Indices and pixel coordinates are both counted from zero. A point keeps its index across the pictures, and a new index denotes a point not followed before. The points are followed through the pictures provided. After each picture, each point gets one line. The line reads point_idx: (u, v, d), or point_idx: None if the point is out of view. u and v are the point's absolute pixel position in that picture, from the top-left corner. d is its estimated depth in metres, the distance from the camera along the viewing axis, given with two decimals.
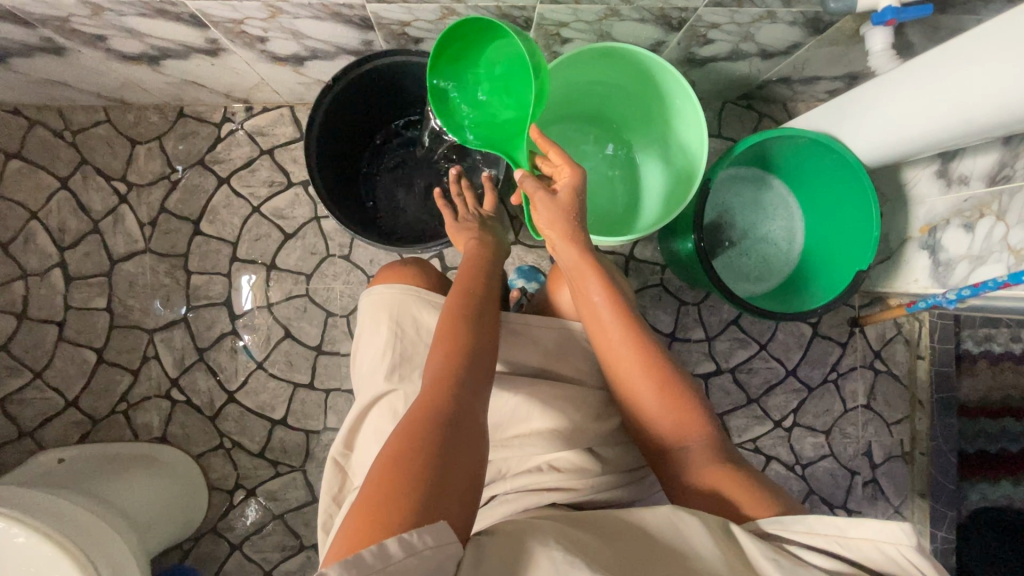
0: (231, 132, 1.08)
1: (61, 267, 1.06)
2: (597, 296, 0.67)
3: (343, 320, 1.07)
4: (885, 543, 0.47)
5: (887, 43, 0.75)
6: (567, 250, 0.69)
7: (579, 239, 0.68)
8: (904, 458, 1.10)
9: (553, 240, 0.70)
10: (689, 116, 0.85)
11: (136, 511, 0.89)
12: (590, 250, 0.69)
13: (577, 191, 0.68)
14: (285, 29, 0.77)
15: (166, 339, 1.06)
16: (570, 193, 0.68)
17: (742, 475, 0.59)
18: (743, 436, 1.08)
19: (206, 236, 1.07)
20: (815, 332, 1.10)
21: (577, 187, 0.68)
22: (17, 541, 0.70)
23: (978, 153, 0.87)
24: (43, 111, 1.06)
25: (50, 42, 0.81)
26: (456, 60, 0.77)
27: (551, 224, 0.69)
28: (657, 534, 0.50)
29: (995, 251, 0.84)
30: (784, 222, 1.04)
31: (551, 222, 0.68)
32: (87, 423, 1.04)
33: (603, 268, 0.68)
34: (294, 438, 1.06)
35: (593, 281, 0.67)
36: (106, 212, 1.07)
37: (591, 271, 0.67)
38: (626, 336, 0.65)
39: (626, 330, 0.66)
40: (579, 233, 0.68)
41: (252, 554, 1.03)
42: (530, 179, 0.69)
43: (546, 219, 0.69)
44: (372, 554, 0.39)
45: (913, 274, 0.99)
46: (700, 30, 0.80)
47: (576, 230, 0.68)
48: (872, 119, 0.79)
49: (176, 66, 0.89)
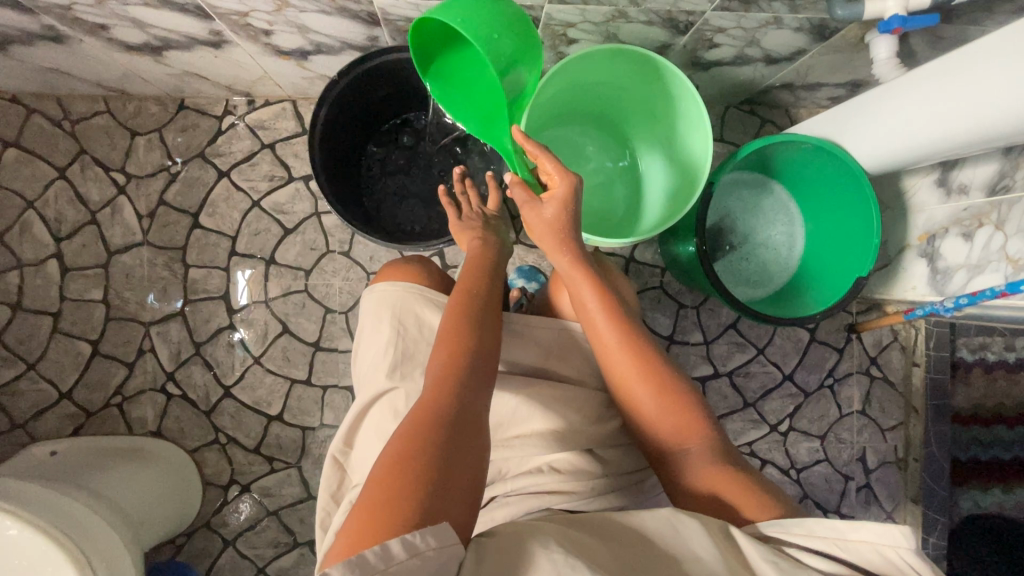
0: (231, 125, 1.07)
1: (58, 257, 1.05)
2: (592, 302, 0.67)
3: (342, 316, 1.06)
4: (884, 547, 0.47)
5: (892, 52, 0.75)
6: (560, 255, 0.68)
7: (573, 245, 0.68)
8: (898, 463, 1.11)
9: (547, 247, 0.70)
10: (694, 120, 0.85)
11: (130, 506, 0.89)
12: (585, 256, 0.68)
13: (572, 199, 0.66)
14: (291, 21, 0.76)
15: (162, 332, 1.05)
16: (561, 203, 0.66)
17: (740, 475, 0.59)
18: (739, 439, 1.09)
19: (205, 230, 1.06)
20: (812, 337, 1.10)
21: (571, 195, 0.66)
22: (10, 533, 0.69)
23: (977, 163, 0.87)
24: (42, 100, 1.05)
25: (52, 30, 0.80)
26: (426, 37, 0.73)
27: (543, 234, 0.69)
28: (657, 537, 0.50)
29: (993, 261, 0.86)
30: (784, 227, 1.04)
31: (546, 229, 0.68)
32: (81, 416, 1.03)
33: (597, 274, 0.68)
34: (290, 433, 1.05)
35: (589, 288, 0.67)
36: (104, 203, 1.06)
37: (583, 278, 0.67)
38: (622, 341, 0.65)
39: (622, 335, 0.65)
40: (572, 239, 0.68)
41: (246, 550, 1.03)
42: (519, 188, 0.70)
43: (538, 228, 0.69)
44: (375, 555, 0.39)
45: (911, 281, 1.00)
46: (707, 34, 0.81)
47: (569, 236, 0.68)
48: (875, 129, 0.80)
49: (179, 57, 0.88)
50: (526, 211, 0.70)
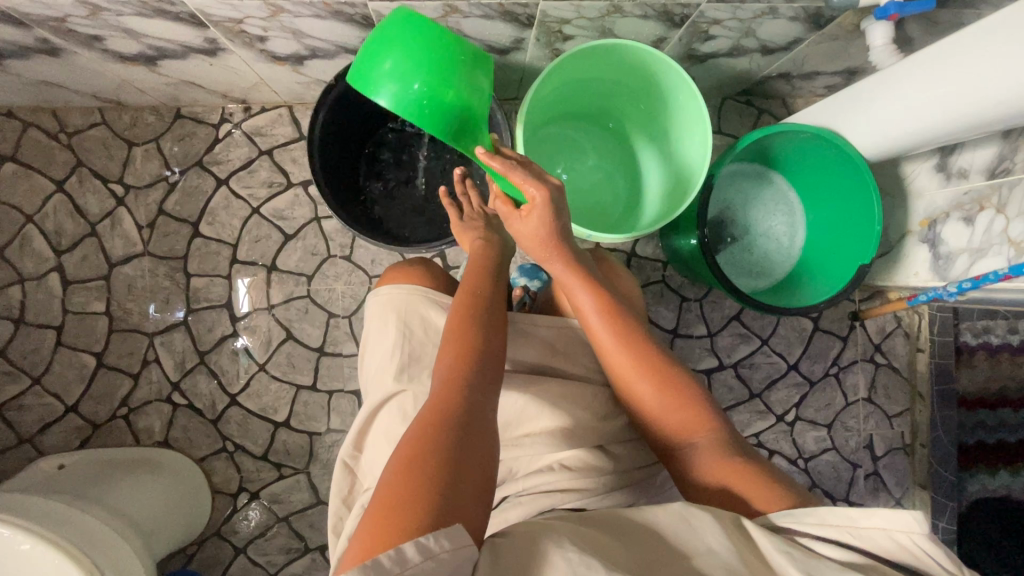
0: (228, 133, 1.07)
1: (59, 270, 1.05)
2: (588, 303, 0.67)
3: (345, 321, 1.06)
4: (897, 532, 0.47)
5: (888, 38, 0.75)
6: (553, 261, 0.67)
7: (565, 249, 0.67)
8: (905, 450, 1.11)
9: (537, 255, 0.68)
10: (691, 114, 0.85)
11: (139, 516, 0.89)
12: (578, 259, 0.68)
13: (553, 208, 0.63)
14: (286, 27, 0.76)
15: (166, 343, 1.05)
16: (542, 217, 0.63)
17: (749, 465, 0.59)
18: (746, 431, 1.09)
19: (206, 238, 1.06)
20: (815, 326, 1.10)
21: (550, 204, 0.62)
22: (22, 548, 0.69)
23: (977, 146, 0.87)
24: (37, 113, 1.05)
25: (46, 43, 0.80)
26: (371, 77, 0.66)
27: (530, 243, 0.67)
28: (670, 533, 0.49)
29: (996, 244, 0.85)
30: (785, 217, 1.04)
31: (532, 237, 0.66)
32: (88, 428, 1.03)
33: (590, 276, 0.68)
34: (298, 439, 1.05)
35: (584, 291, 0.67)
36: (103, 215, 1.06)
37: (578, 281, 0.67)
38: (620, 341, 0.65)
39: (620, 334, 0.66)
40: (562, 246, 0.66)
41: (257, 557, 1.03)
42: (500, 201, 0.68)
43: (524, 238, 0.67)
44: (390, 559, 0.39)
45: (913, 267, 1.00)
46: (702, 26, 0.80)
47: (561, 242, 0.66)
48: (875, 115, 0.79)
49: (175, 66, 0.88)
50: (510, 224, 0.68)
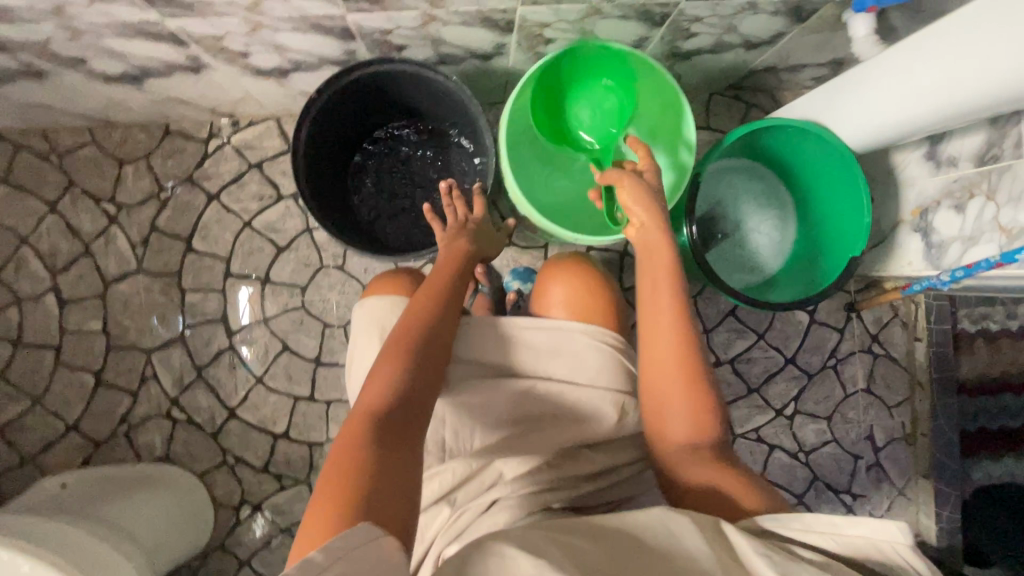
0: (218, 147, 1.07)
1: (55, 291, 1.06)
2: (666, 282, 0.68)
3: (340, 330, 1.07)
4: (880, 541, 0.48)
5: (869, 30, 0.74)
6: (652, 232, 0.71)
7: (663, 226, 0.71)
8: (906, 440, 1.11)
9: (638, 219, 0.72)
10: (677, 113, 0.86)
11: (141, 533, 0.89)
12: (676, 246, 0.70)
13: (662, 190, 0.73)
14: (267, 42, 0.76)
15: (164, 358, 1.06)
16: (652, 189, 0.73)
17: (742, 474, 0.58)
18: (745, 425, 1.09)
19: (199, 253, 1.07)
20: (812, 319, 1.10)
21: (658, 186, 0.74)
22: (23, 570, 0.70)
23: (965, 134, 0.86)
24: (28, 135, 1.06)
25: (31, 66, 0.80)
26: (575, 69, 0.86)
27: (636, 202, 0.72)
28: (647, 536, 0.50)
29: (986, 231, 0.84)
30: (776, 213, 1.04)
31: (639, 202, 0.71)
32: (90, 446, 1.04)
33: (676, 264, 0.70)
34: (298, 450, 1.06)
35: (666, 273, 0.68)
36: (97, 234, 1.06)
37: (666, 263, 0.69)
38: (678, 326, 0.66)
39: (680, 319, 0.66)
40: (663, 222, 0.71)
41: (262, 567, 1.03)
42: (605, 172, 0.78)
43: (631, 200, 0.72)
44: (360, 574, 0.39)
45: (907, 257, 0.99)
46: (683, 24, 0.80)
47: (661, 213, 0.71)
48: (862, 106, 0.79)
49: (159, 84, 0.89)
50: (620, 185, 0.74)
